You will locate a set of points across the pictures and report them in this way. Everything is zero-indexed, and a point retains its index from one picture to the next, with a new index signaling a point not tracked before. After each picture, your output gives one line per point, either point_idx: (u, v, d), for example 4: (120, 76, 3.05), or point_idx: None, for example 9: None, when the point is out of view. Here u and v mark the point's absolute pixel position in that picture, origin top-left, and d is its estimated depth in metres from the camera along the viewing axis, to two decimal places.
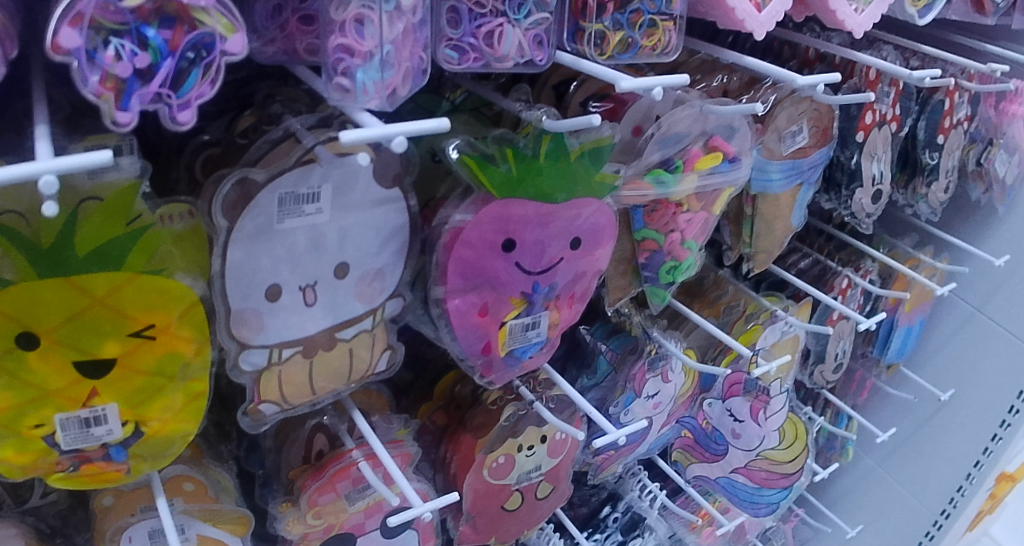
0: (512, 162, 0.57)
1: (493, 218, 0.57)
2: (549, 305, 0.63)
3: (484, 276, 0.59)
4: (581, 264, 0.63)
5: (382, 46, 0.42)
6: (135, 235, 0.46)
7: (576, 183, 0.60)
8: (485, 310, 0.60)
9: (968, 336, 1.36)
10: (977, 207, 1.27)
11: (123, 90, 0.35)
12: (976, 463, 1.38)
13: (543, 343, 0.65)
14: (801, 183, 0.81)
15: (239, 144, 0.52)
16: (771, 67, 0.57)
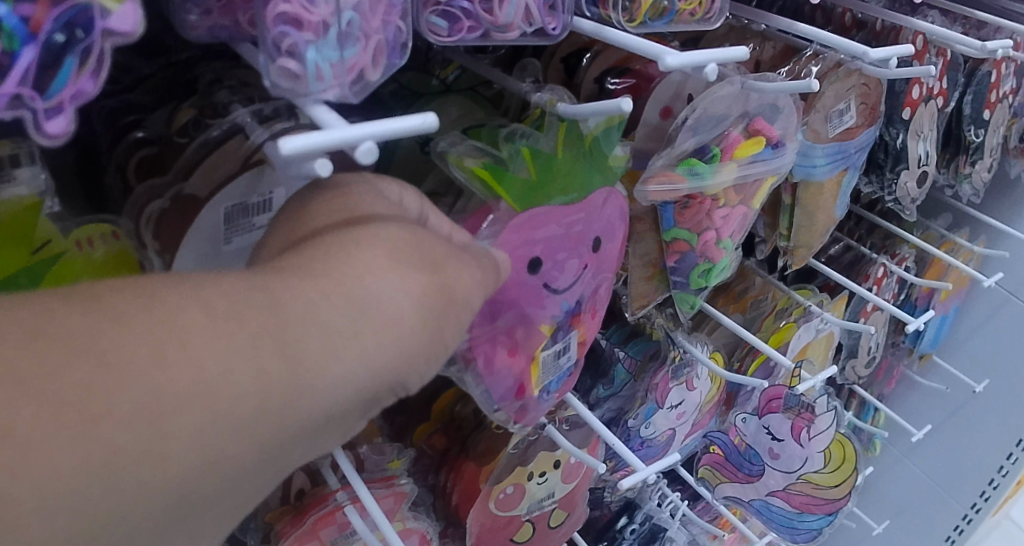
0: (529, 163, 0.50)
1: (513, 229, 0.48)
2: (578, 323, 0.54)
3: (511, 308, 0.49)
4: (605, 267, 0.55)
5: (341, 13, 0.32)
6: (46, 266, 0.39)
7: (592, 175, 0.52)
8: (515, 347, 0.50)
9: (1004, 322, 1.26)
10: (1013, 184, 1.18)
11: None
12: (1010, 455, 1.28)
13: (571, 368, 0.56)
14: (847, 167, 0.71)
15: (178, 143, 0.44)
16: (837, 40, 0.48)
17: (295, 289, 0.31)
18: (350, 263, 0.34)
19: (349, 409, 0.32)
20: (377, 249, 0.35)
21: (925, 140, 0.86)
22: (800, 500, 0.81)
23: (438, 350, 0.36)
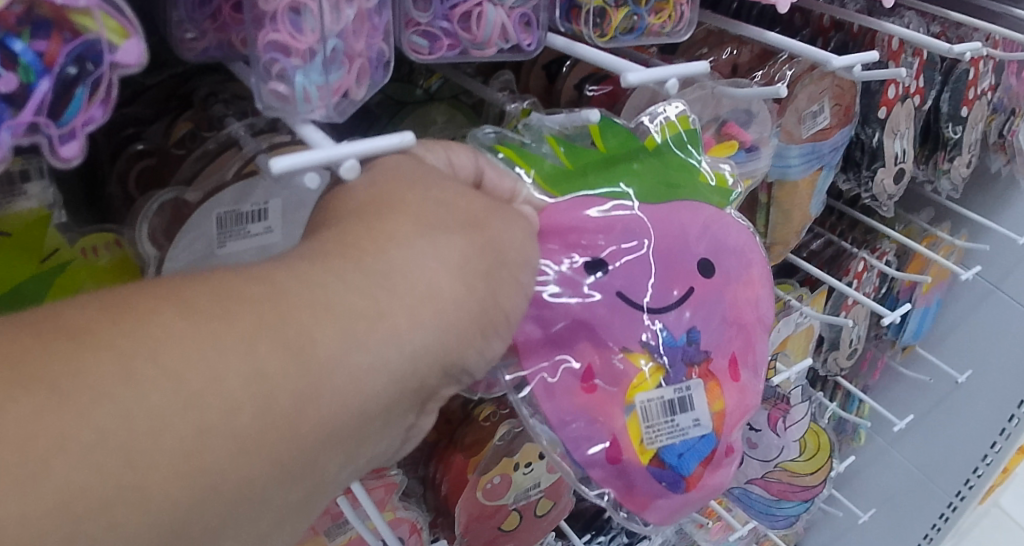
0: (567, 158, 0.51)
1: (558, 218, 0.48)
2: (696, 372, 0.49)
3: (583, 324, 0.47)
4: (724, 305, 0.50)
5: (326, 41, 0.35)
6: (53, 274, 0.42)
7: (677, 185, 0.52)
8: (595, 383, 0.47)
9: (987, 313, 1.29)
10: (993, 179, 1.20)
11: None
12: (993, 445, 1.32)
13: (707, 440, 0.50)
14: (821, 167, 0.73)
15: (176, 155, 0.47)
16: (802, 48, 0.50)
17: (300, 275, 0.33)
18: (378, 233, 0.36)
19: (385, 398, 0.34)
20: (405, 220, 0.37)
21: (901, 139, 0.88)
22: (778, 487, 0.82)
23: (488, 314, 0.38)
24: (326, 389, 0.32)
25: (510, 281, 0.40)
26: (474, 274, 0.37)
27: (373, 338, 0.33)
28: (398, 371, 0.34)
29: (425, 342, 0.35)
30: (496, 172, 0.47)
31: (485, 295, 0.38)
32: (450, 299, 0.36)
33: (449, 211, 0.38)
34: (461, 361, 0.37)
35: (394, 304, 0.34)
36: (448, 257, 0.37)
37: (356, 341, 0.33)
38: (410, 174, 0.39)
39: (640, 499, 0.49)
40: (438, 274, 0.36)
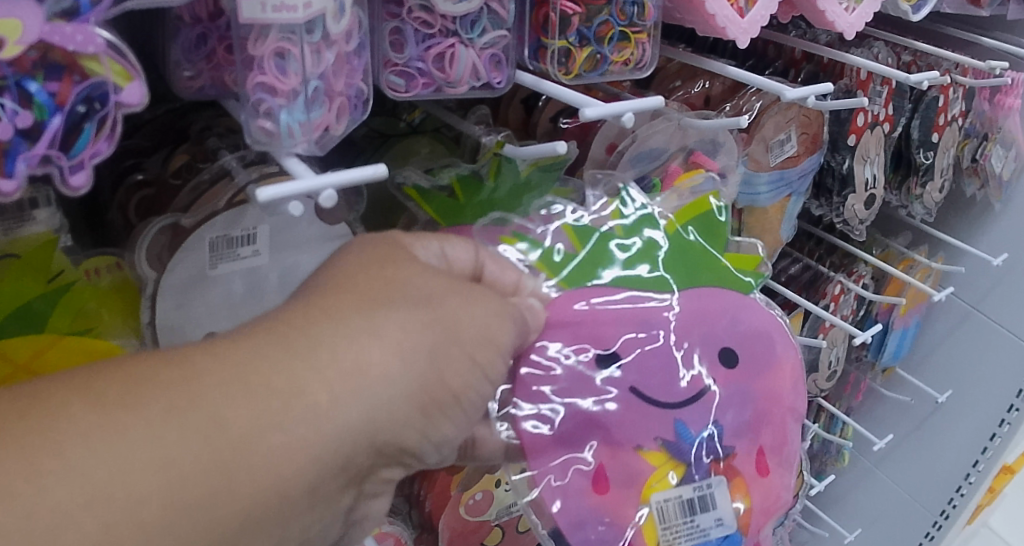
0: (577, 240, 0.52)
1: (567, 306, 0.49)
2: (718, 468, 0.49)
3: (592, 422, 0.47)
4: (747, 398, 0.51)
5: (307, 82, 0.38)
6: (58, 293, 0.45)
7: (696, 268, 0.53)
8: (607, 485, 0.47)
9: (967, 335, 1.32)
10: (971, 203, 1.24)
11: (7, 153, 0.31)
12: (975, 463, 1.34)
13: (732, 538, 0.50)
14: (790, 194, 0.77)
15: (173, 185, 0.50)
16: (757, 80, 0.54)
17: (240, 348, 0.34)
18: (320, 310, 0.37)
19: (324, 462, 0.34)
20: (349, 297, 0.37)
21: (871, 165, 0.91)
22: None
23: (429, 396, 0.37)
24: (239, 463, 0.32)
25: (461, 361, 0.38)
26: (415, 360, 0.36)
27: (292, 415, 0.33)
28: (316, 452, 0.34)
29: (354, 420, 0.34)
30: (500, 265, 0.47)
31: (427, 374, 0.37)
32: (381, 379, 0.35)
33: (397, 290, 0.39)
34: (392, 439, 0.36)
35: (321, 384, 0.34)
36: (388, 338, 0.36)
37: (270, 419, 0.33)
38: (398, 270, 0.40)
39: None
40: (376, 343, 0.36)
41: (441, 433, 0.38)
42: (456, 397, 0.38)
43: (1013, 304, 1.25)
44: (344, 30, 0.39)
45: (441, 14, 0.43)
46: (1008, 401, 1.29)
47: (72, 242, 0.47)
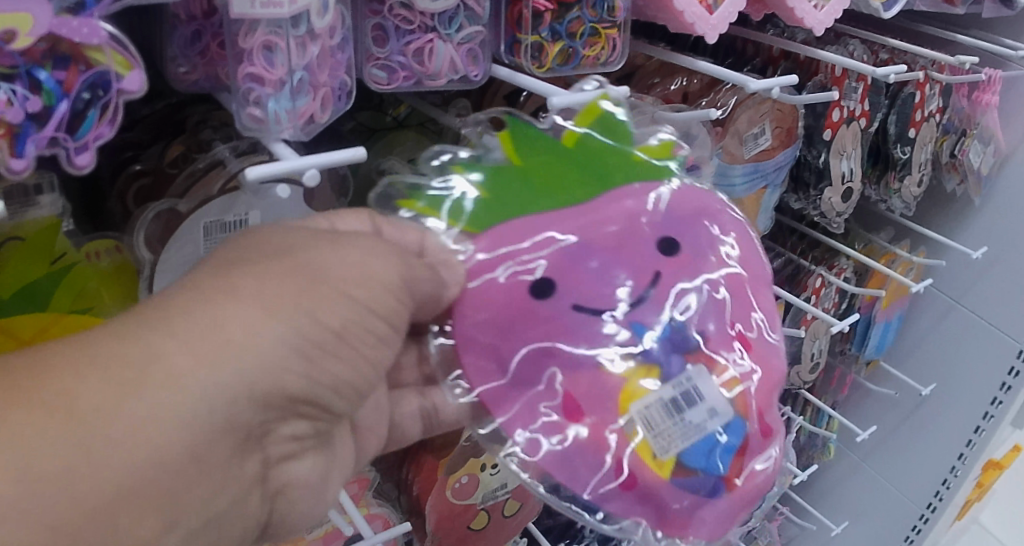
0: (481, 183, 0.53)
1: (490, 249, 0.50)
2: (695, 359, 0.50)
3: (539, 351, 0.49)
4: (700, 282, 0.52)
5: (293, 73, 0.41)
6: (60, 275, 0.48)
7: (609, 170, 0.54)
8: (580, 410, 0.49)
9: (950, 329, 1.33)
10: (953, 199, 1.26)
11: (17, 135, 0.34)
12: (959, 455, 1.35)
13: (736, 426, 0.50)
14: (766, 186, 0.79)
15: (170, 174, 0.52)
16: (725, 74, 0.56)
17: (112, 333, 0.35)
18: (179, 292, 0.38)
19: (210, 423, 0.35)
20: (208, 275, 0.39)
21: (849, 159, 0.93)
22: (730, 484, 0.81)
23: (306, 335, 0.39)
24: (143, 443, 0.33)
25: (334, 297, 0.41)
26: (276, 301, 0.38)
27: (152, 379, 0.34)
28: (191, 410, 0.35)
29: (231, 378, 0.36)
30: (398, 228, 0.49)
31: (298, 318, 0.39)
32: (241, 328, 0.37)
33: (261, 250, 0.41)
34: (279, 385, 0.38)
35: (172, 346, 0.35)
36: (242, 292, 0.38)
37: (127, 388, 0.34)
38: (267, 237, 0.42)
39: (682, 518, 0.49)
40: (242, 309, 0.37)
41: (332, 371, 0.41)
42: (339, 334, 0.41)
43: (994, 298, 1.25)
44: (328, 26, 0.42)
45: (420, 11, 0.46)
46: (991, 393, 1.30)
47: (72, 226, 0.50)
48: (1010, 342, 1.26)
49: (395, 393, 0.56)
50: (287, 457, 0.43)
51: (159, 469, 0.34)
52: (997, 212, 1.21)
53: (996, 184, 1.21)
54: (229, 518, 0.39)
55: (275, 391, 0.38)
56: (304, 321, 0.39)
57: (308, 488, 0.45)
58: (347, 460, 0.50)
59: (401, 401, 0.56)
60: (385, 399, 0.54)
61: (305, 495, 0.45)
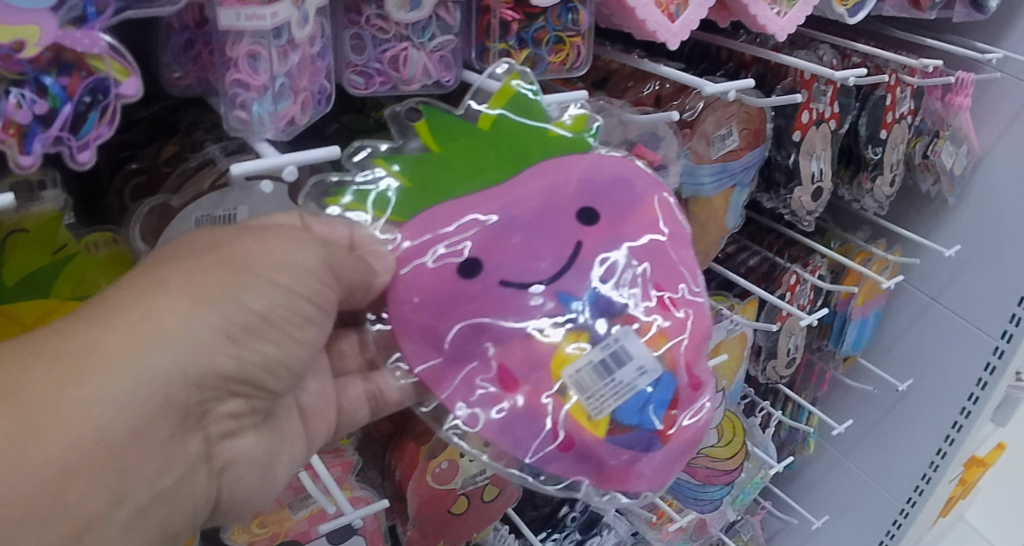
0: (403, 175, 0.56)
1: (417, 234, 0.54)
2: (618, 321, 0.55)
3: (471, 330, 0.53)
4: (621, 245, 0.57)
5: (275, 78, 0.46)
6: (61, 263, 0.52)
7: (526, 146, 0.58)
8: (517, 382, 0.54)
9: (926, 328, 1.29)
10: (929, 199, 1.23)
11: (26, 134, 0.39)
12: (934, 457, 1.32)
13: (664, 379, 0.55)
14: (734, 185, 0.83)
15: (164, 172, 0.56)
16: (683, 76, 0.61)
17: (59, 330, 0.41)
18: (116, 290, 0.43)
19: (142, 403, 0.41)
20: (143, 272, 0.44)
21: (818, 160, 0.96)
22: (703, 472, 0.87)
23: (231, 319, 0.44)
24: (81, 425, 0.39)
25: (256, 281, 0.45)
26: (201, 291, 0.43)
27: (90, 367, 0.40)
28: (128, 391, 0.40)
29: (157, 364, 0.41)
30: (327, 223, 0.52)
31: (220, 302, 0.44)
32: (171, 316, 0.42)
33: (191, 243, 0.46)
34: (212, 366, 0.43)
35: (107, 336, 0.41)
36: (172, 286, 0.43)
37: (70, 377, 0.39)
38: (202, 236, 0.47)
39: (621, 470, 0.54)
40: (167, 301, 0.42)
41: (263, 351, 0.46)
42: (264, 317, 0.45)
43: (971, 295, 1.21)
44: (308, 35, 0.47)
45: (394, 21, 0.52)
46: (968, 389, 1.26)
47: (75, 220, 0.54)
48: (985, 339, 1.22)
49: (340, 383, 0.60)
50: (228, 435, 0.48)
51: (104, 447, 0.40)
52: (973, 211, 1.18)
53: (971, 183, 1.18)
54: (179, 492, 0.45)
55: (205, 370, 0.43)
56: (225, 305, 0.44)
57: (254, 464, 0.51)
58: (294, 442, 0.56)
59: (346, 387, 0.60)
60: (330, 383, 0.59)
61: (252, 470, 0.51)
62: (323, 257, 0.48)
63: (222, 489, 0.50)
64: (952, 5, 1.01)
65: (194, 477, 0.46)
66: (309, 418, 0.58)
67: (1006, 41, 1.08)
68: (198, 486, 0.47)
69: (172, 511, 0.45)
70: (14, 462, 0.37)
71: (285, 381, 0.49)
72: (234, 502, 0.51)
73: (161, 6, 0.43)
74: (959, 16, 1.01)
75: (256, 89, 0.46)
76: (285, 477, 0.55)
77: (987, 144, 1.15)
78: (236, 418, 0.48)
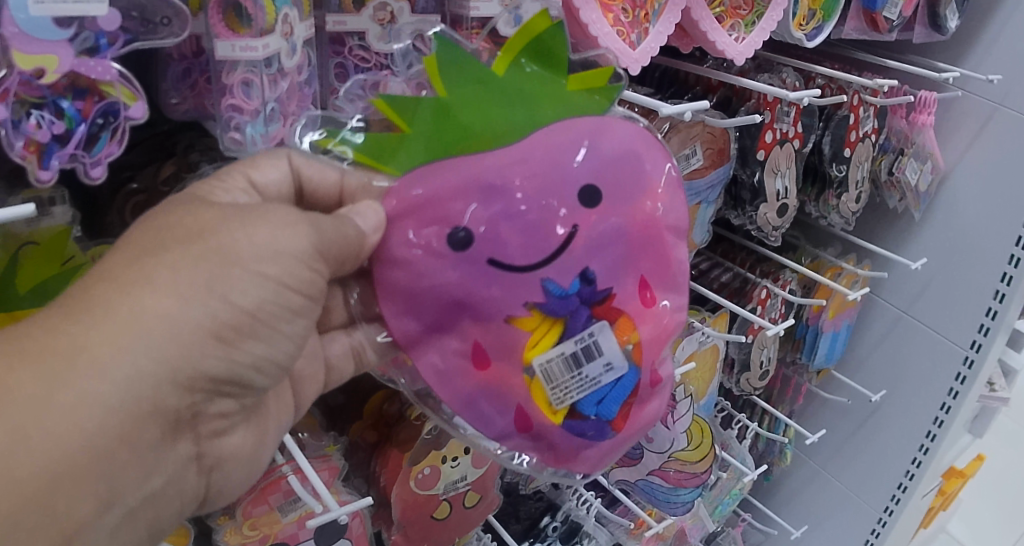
0: (404, 120, 0.56)
1: (410, 189, 0.55)
2: (599, 313, 0.57)
3: (458, 303, 0.56)
4: (617, 233, 0.57)
5: (267, 104, 0.55)
6: (69, 272, 0.58)
7: (536, 101, 0.57)
8: (488, 361, 0.57)
9: (897, 342, 1.27)
10: (896, 216, 1.22)
11: (45, 152, 0.46)
12: (907, 472, 1.30)
13: (626, 374, 0.58)
14: (700, 202, 0.88)
15: (163, 191, 0.62)
16: (642, 101, 0.69)
17: (53, 327, 0.44)
18: (109, 285, 0.46)
19: (129, 403, 0.45)
20: (134, 267, 0.46)
21: (782, 177, 0.99)
22: (675, 476, 0.92)
23: (218, 317, 0.47)
24: (84, 422, 0.44)
25: (245, 276, 0.48)
26: (188, 290, 0.46)
27: (80, 371, 0.44)
28: (116, 396, 0.44)
29: (145, 364, 0.45)
30: (317, 168, 0.56)
31: (204, 301, 0.47)
32: (158, 317, 0.45)
33: (173, 230, 0.48)
34: (201, 370, 0.48)
35: (94, 337, 0.44)
36: (157, 282, 0.46)
37: (61, 378, 0.43)
38: (188, 219, 0.49)
39: (568, 452, 0.60)
40: (156, 301, 0.46)
41: (255, 352, 0.50)
42: (253, 314, 0.49)
43: (941, 307, 1.20)
44: (295, 65, 0.55)
45: (375, 51, 0.62)
46: (941, 399, 1.24)
47: (80, 233, 0.60)
48: (954, 349, 1.20)
49: (326, 337, 0.64)
50: (218, 433, 0.54)
51: (95, 452, 0.44)
52: (940, 225, 1.17)
53: (936, 198, 1.18)
54: (168, 491, 0.51)
55: (191, 369, 0.47)
56: (206, 313, 0.47)
57: (240, 460, 0.57)
58: (280, 417, 0.61)
59: (332, 341, 0.64)
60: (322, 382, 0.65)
61: (238, 466, 0.57)
62: (312, 241, 0.51)
63: (211, 484, 0.56)
64: (912, 25, 1.04)
65: (184, 476, 0.53)
66: (300, 382, 0.63)
67: (969, 59, 1.11)
68: (188, 483, 0.53)
69: (164, 503, 0.52)
70: (25, 456, 0.42)
71: (270, 378, 0.53)
72: (224, 490, 0.58)
73: (163, 38, 0.49)
74: (918, 37, 1.04)
75: (249, 113, 0.54)
76: (268, 456, 0.61)
77: (952, 161, 1.15)
78: (225, 417, 0.53)
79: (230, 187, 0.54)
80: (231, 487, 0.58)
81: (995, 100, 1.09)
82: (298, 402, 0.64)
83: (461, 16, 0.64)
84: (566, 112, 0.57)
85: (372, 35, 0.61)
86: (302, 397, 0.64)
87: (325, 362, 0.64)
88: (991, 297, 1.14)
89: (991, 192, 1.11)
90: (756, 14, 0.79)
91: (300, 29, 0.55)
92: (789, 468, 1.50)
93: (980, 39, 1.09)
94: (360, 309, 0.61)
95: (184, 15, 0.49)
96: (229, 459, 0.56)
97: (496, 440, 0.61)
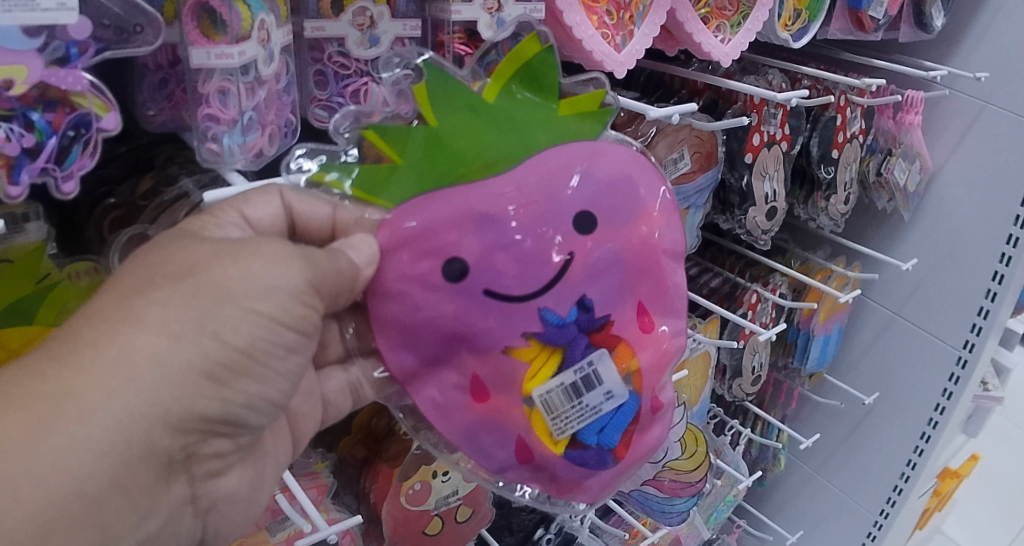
0: (396, 151, 0.55)
1: (401, 223, 0.54)
2: (598, 343, 0.56)
3: (456, 336, 0.55)
4: (614, 259, 0.57)
5: (244, 114, 0.54)
6: (45, 291, 0.56)
7: (530, 128, 0.56)
8: (488, 393, 0.56)
9: (890, 342, 1.27)
10: (885, 215, 1.22)
11: (14, 166, 0.45)
12: (903, 475, 1.29)
13: (627, 402, 0.58)
14: (689, 207, 0.88)
15: (141, 205, 0.61)
16: (627, 105, 0.68)
17: (40, 371, 0.43)
18: (99, 329, 0.44)
19: (121, 448, 0.43)
20: (117, 310, 0.45)
21: (771, 180, 0.98)
22: (669, 485, 0.91)
23: (211, 357, 0.46)
24: (72, 462, 0.42)
25: (237, 312, 0.47)
26: (180, 328, 0.45)
27: (68, 414, 0.42)
28: (107, 440, 0.43)
29: (138, 405, 0.44)
30: (308, 202, 0.55)
31: (196, 341, 0.45)
32: (148, 357, 0.44)
33: (162, 268, 0.47)
34: (194, 410, 0.46)
35: (82, 380, 0.43)
36: (148, 321, 0.45)
37: (48, 423, 0.42)
38: (175, 256, 0.47)
39: (570, 483, 0.59)
40: (147, 343, 0.44)
41: (248, 391, 0.49)
42: (247, 351, 0.47)
43: (934, 308, 1.20)
44: (272, 72, 0.54)
45: (355, 58, 0.61)
46: (935, 399, 1.23)
47: (55, 250, 0.59)
48: (947, 350, 1.20)
49: (323, 374, 0.63)
50: (215, 474, 0.52)
51: (87, 499, 0.43)
52: (930, 225, 1.17)
53: (925, 199, 1.18)
54: (165, 536, 0.49)
55: (186, 410, 0.46)
56: (200, 353, 0.45)
57: (237, 500, 0.56)
58: (277, 450, 0.60)
59: (328, 378, 0.62)
60: (319, 405, 0.63)
61: (236, 506, 0.56)
62: (307, 277, 0.50)
63: (207, 526, 0.54)
64: (898, 25, 1.04)
65: (181, 517, 0.51)
66: (296, 421, 0.62)
67: (955, 58, 1.11)
68: (184, 526, 0.52)
69: None
70: (13, 499, 0.41)
71: (264, 416, 0.51)
72: (222, 532, 0.56)
73: (137, 46, 0.48)
74: (904, 37, 1.04)
75: (226, 122, 0.53)
76: (268, 496, 0.59)
77: (940, 160, 1.15)
78: (221, 457, 0.52)
79: (224, 222, 0.52)
80: (229, 528, 0.56)
81: (982, 99, 1.09)
82: (297, 439, 0.62)
83: (443, 21, 0.63)
84: (558, 140, 0.57)
85: (351, 41, 0.60)
86: (300, 435, 0.62)
87: (323, 398, 0.63)
88: (983, 296, 1.14)
89: (981, 192, 1.11)
90: (741, 14, 0.79)
91: (277, 36, 0.54)
92: (782, 472, 1.49)
93: (965, 39, 1.10)
94: (357, 343, 0.61)
95: (157, 23, 0.48)
96: (224, 500, 0.54)
97: (496, 472, 0.59)
